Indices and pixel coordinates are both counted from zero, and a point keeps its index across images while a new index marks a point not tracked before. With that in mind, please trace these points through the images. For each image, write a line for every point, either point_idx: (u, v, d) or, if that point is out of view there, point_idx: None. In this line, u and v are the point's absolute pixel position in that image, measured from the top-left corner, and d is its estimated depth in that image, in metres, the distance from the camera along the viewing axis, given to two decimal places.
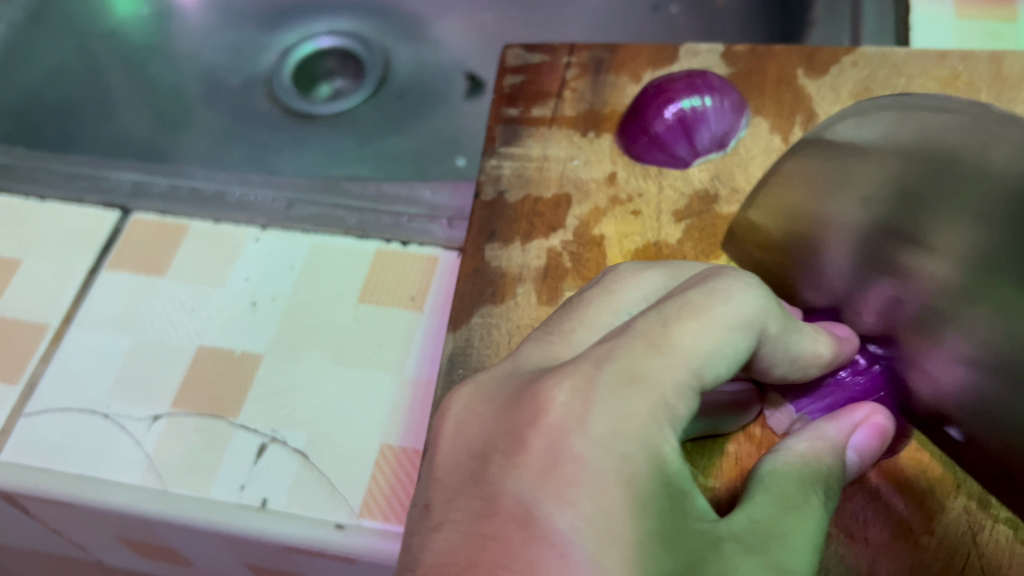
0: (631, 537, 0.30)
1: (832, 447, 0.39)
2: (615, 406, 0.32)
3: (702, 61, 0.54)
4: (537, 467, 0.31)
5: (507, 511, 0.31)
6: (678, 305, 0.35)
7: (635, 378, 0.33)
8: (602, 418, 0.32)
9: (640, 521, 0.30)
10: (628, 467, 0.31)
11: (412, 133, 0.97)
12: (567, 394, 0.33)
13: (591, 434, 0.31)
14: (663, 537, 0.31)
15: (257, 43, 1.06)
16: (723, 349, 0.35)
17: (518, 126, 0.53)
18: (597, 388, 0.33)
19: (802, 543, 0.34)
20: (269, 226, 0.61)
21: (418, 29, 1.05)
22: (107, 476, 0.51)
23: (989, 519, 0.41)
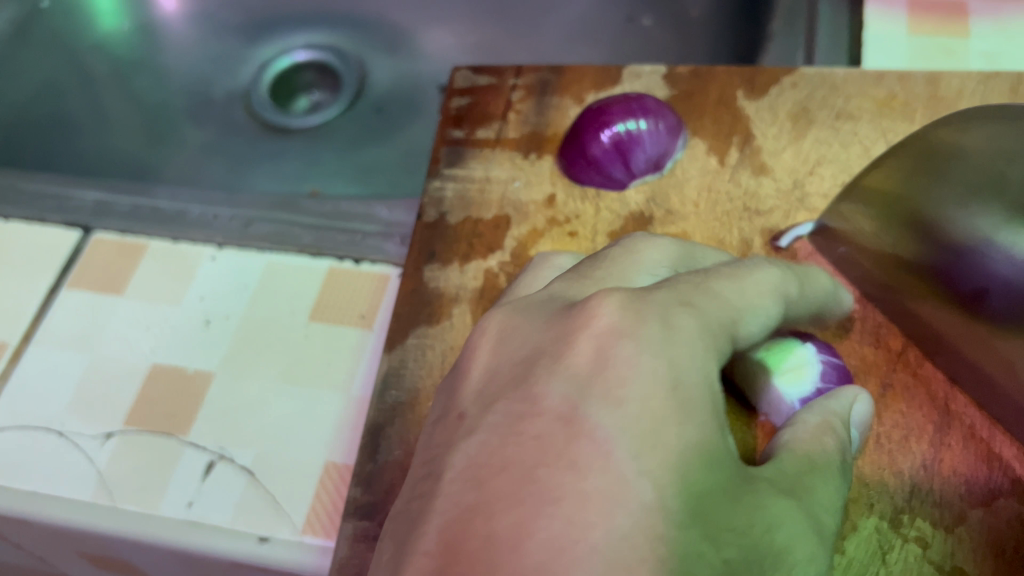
0: (676, 446, 0.30)
1: (839, 417, 0.38)
2: (666, 320, 0.33)
3: (644, 82, 0.55)
4: (582, 372, 0.32)
5: (550, 411, 0.31)
6: (710, 269, 0.37)
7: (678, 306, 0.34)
8: (655, 331, 0.33)
9: (684, 429, 0.31)
10: (675, 372, 0.32)
11: (388, 145, 0.98)
12: (618, 308, 0.33)
13: (644, 347, 0.32)
14: (704, 451, 0.31)
15: (237, 56, 1.07)
16: (756, 306, 0.37)
17: (462, 148, 0.54)
18: (648, 307, 0.34)
19: (827, 502, 0.34)
20: (225, 245, 0.62)
21: (395, 42, 1.06)
22: (58, 493, 0.52)
23: (899, 539, 0.41)
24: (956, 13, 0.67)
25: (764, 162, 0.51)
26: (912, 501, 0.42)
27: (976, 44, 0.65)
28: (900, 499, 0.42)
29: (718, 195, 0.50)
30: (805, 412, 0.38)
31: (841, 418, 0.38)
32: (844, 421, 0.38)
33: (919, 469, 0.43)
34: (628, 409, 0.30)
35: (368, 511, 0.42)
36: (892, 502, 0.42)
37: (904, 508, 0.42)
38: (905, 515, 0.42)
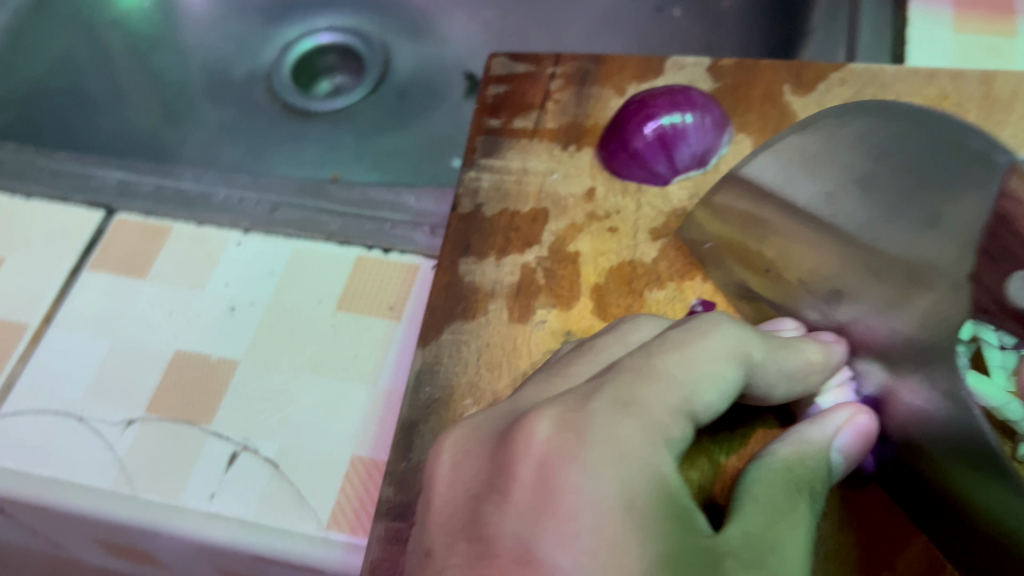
0: (634, 566, 0.28)
1: (819, 454, 0.37)
2: (605, 432, 0.31)
3: (688, 74, 0.53)
4: (531, 502, 0.30)
5: (508, 552, 0.29)
6: (657, 343, 0.35)
7: (624, 404, 0.33)
8: (597, 446, 0.31)
9: (644, 549, 0.29)
10: (629, 492, 0.30)
11: (408, 132, 0.96)
12: (553, 427, 0.32)
13: (580, 464, 0.30)
14: (666, 563, 0.29)
15: (259, 38, 1.06)
16: (710, 375, 0.35)
17: (499, 138, 0.53)
18: (589, 420, 0.32)
19: (798, 553, 0.32)
20: (252, 229, 0.61)
21: (419, 27, 1.05)
22: (77, 481, 0.51)
23: (954, 559, 0.40)
24: (1004, 12, 0.65)
25: None
26: None
27: None
28: None
29: None
30: (779, 445, 0.38)
31: (818, 451, 0.37)
32: (824, 452, 0.38)
33: None
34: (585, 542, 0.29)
35: (403, 511, 0.41)
36: None
37: None
38: None
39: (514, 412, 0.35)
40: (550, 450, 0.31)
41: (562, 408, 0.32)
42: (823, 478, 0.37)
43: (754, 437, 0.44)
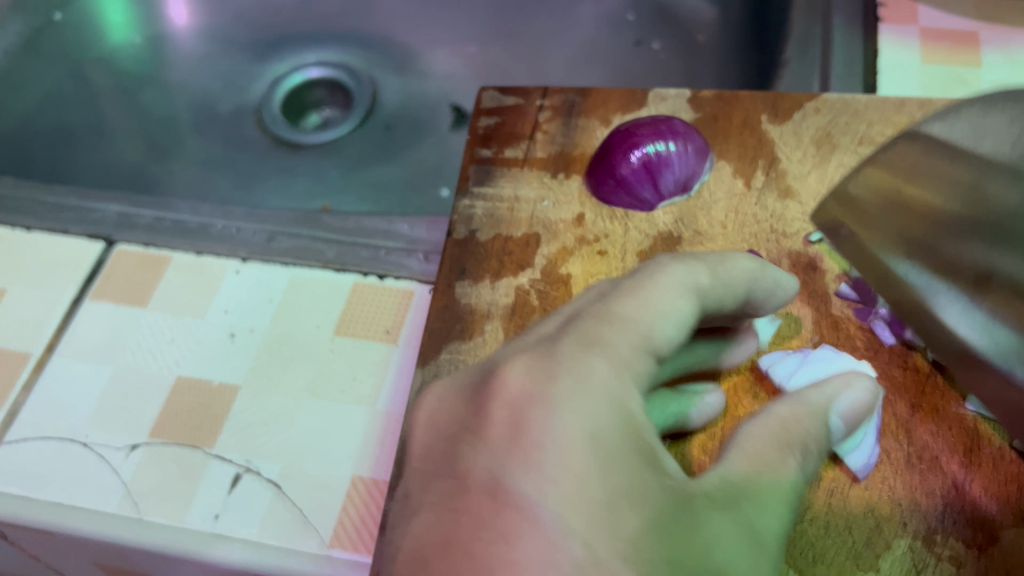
0: (598, 496, 0.32)
1: (805, 414, 0.41)
2: (571, 370, 0.35)
3: (670, 105, 0.56)
4: (502, 438, 0.33)
5: (477, 485, 0.33)
6: (617, 291, 0.39)
7: (589, 344, 0.36)
8: (565, 385, 0.34)
9: (607, 481, 0.32)
10: (592, 427, 0.33)
11: (396, 163, 0.99)
12: (523, 371, 0.35)
13: (554, 406, 0.33)
14: (632, 496, 0.32)
15: (247, 73, 1.08)
16: (668, 311, 0.38)
17: (491, 167, 0.55)
18: (559, 362, 0.35)
19: (773, 502, 0.37)
20: (249, 258, 0.63)
21: (404, 61, 1.08)
22: (82, 505, 0.52)
23: (933, 557, 0.43)
24: (965, 44, 0.69)
25: (789, 185, 0.53)
26: (945, 520, 0.44)
27: (987, 73, 0.67)
28: (933, 518, 0.44)
29: (746, 216, 0.52)
30: (775, 407, 0.41)
31: (807, 411, 0.41)
32: (811, 413, 0.41)
33: (951, 489, 0.44)
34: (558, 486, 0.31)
35: None
36: (924, 521, 0.44)
37: (937, 527, 0.44)
38: (938, 534, 0.43)
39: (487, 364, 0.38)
40: (527, 393, 0.34)
41: (533, 354, 0.36)
42: (814, 434, 0.40)
43: None
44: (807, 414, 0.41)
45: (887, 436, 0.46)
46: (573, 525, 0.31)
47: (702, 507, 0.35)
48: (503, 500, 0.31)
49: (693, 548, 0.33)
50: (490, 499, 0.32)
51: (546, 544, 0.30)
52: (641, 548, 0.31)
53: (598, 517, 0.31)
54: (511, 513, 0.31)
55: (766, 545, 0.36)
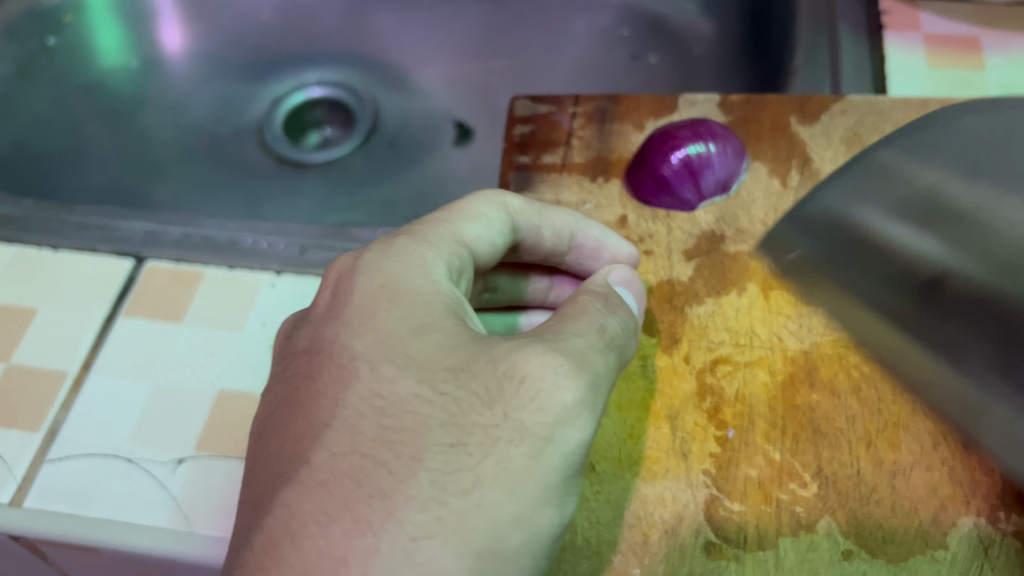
0: (410, 343, 0.41)
1: (593, 292, 0.46)
2: (399, 256, 0.45)
3: (701, 110, 0.59)
4: (329, 313, 0.44)
5: (302, 347, 0.43)
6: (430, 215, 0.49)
7: (399, 238, 0.46)
8: (381, 274, 0.44)
9: (408, 337, 0.41)
10: (416, 357, 0.40)
11: (402, 180, 0.99)
12: (353, 259, 0.46)
13: (365, 278, 0.44)
14: (434, 337, 0.41)
15: (245, 94, 1.08)
16: (439, 236, 0.47)
17: (530, 173, 0.57)
18: (382, 252, 0.45)
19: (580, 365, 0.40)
20: (283, 271, 0.63)
21: (403, 80, 1.09)
22: (132, 521, 0.52)
23: (999, 534, 0.47)
24: (969, 48, 0.72)
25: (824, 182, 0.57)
26: (1006, 498, 0.48)
27: (992, 77, 0.70)
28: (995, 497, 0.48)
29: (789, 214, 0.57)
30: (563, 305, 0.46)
31: (592, 288, 0.47)
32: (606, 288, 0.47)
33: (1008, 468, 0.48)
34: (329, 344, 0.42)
35: None
36: (987, 500, 0.48)
37: (1000, 505, 0.47)
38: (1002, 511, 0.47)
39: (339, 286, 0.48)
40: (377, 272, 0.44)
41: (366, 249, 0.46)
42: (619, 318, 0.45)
43: (803, 435, 0.50)
44: (589, 296, 0.46)
45: (940, 421, 0.50)
46: (430, 415, 0.38)
47: (535, 365, 0.39)
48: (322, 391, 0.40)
49: (505, 391, 0.38)
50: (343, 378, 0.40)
51: (364, 390, 0.39)
52: (442, 384, 0.39)
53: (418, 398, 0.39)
54: (333, 373, 0.41)
55: (548, 415, 0.38)
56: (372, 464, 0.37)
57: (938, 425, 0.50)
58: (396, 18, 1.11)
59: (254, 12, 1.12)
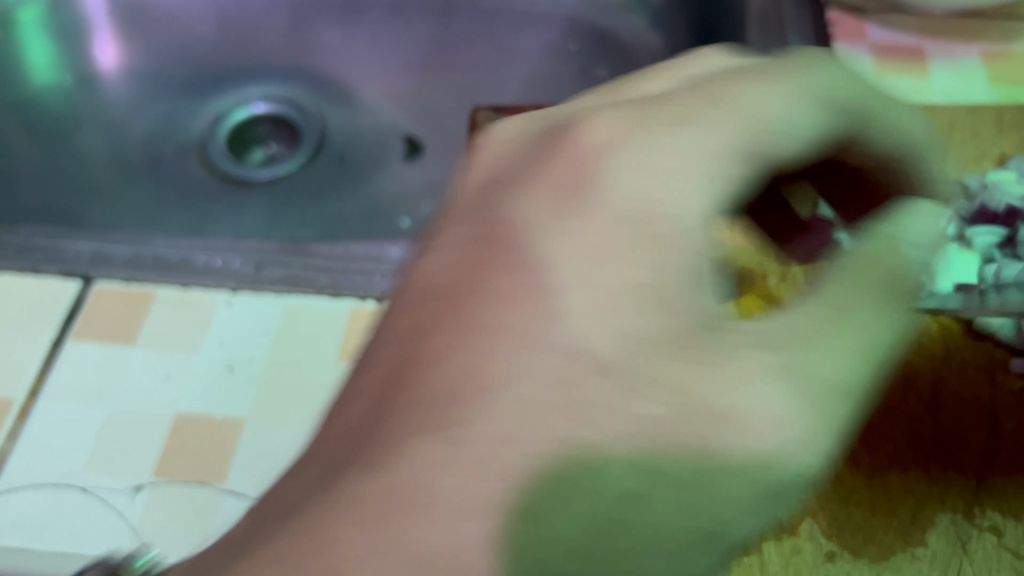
0: (519, 348, 0.34)
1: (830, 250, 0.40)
2: (656, 143, 0.37)
3: None
4: (549, 199, 0.37)
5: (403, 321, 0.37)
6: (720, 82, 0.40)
7: (660, 131, 0.37)
8: (637, 172, 0.36)
9: (640, 307, 0.34)
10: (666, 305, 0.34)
11: (354, 196, 0.98)
12: (606, 126, 0.38)
13: (615, 166, 0.37)
14: (567, 340, 0.34)
15: (187, 111, 1.06)
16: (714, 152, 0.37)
17: None
18: (633, 133, 0.37)
19: (727, 392, 0.32)
20: (239, 289, 0.61)
21: (350, 95, 1.07)
22: (89, 553, 0.50)
23: (975, 529, 0.49)
24: (914, 56, 0.74)
25: None
26: (979, 495, 0.50)
27: (938, 84, 0.72)
28: (968, 495, 0.50)
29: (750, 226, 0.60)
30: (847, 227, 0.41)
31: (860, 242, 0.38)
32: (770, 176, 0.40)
33: (981, 465, 0.51)
34: (621, 273, 0.34)
35: None
36: (961, 498, 0.50)
37: (974, 502, 0.50)
38: (976, 508, 0.49)
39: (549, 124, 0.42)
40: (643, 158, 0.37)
41: (624, 112, 0.38)
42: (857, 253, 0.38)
43: None
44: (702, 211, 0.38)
45: (911, 425, 0.52)
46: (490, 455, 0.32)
47: (813, 304, 0.36)
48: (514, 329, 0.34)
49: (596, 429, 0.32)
50: (596, 303, 0.34)
51: (444, 377, 0.34)
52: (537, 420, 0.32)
53: (754, 363, 0.33)
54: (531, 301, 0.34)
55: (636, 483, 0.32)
56: (378, 491, 0.32)
57: (911, 429, 0.52)
58: (341, 33, 1.10)
59: (195, 28, 1.10)
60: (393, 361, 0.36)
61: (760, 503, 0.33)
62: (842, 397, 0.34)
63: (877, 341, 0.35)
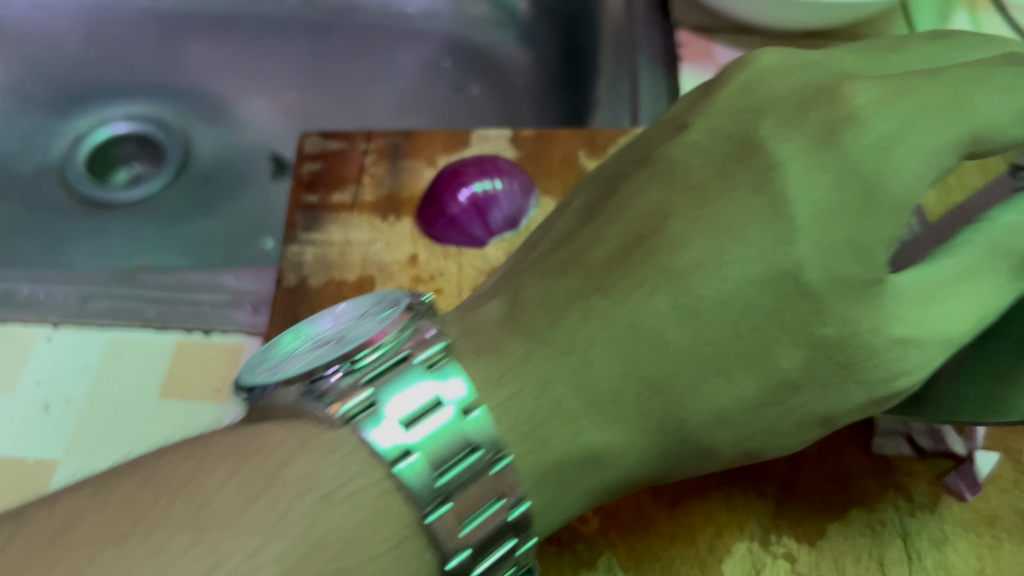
0: (502, 391, 0.36)
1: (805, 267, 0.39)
2: (709, 216, 0.37)
3: (493, 145, 0.57)
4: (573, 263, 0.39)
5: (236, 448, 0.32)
6: (897, 91, 0.37)
7: (664, 218, 0.38)
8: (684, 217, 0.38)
9: (719, 379, 0.36)
10: (671, 365, 0.36)
11: (219, 218, 0.95)
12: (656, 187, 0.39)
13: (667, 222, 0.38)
14: (582, 412, 0.37)
15: (46, 130, 1.02)
16: (695, 251, 0.37)
17: (319, 212, 0.54)
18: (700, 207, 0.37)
19: (716, 399, 0.36)
20: (62, 323, 0.59)
21: (219, 111, 1.05)
22: None
23: None
24: None
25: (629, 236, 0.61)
26: None
27: None
28: None
29: None
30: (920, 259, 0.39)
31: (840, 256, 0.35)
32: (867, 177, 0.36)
33: None
34: (698, 129, 0.40)
35: None
36: None
37: None
38: None
39: (602, 203, 0.42)
40: (771, 74, 0.40)
41: (664, 182, 0.39)
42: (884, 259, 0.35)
43: None
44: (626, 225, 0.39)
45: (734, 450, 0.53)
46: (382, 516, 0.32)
47: (881, 80, 0.38)
48: (709, 192, 0.38)
49: (554, 443, 0.36)
50: (632, 235, 0.38)
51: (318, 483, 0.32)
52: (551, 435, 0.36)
53: (802, 222, 0.35)
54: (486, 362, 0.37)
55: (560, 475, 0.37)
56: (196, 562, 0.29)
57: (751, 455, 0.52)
58: (213, 49, 1.07)
59: (61, 40, 1.04)
60: (603, 260, 0.38)
61: (747, 418, 0.37)
62: (830, 246, 0.35)
63: (922, 171, 0.36)
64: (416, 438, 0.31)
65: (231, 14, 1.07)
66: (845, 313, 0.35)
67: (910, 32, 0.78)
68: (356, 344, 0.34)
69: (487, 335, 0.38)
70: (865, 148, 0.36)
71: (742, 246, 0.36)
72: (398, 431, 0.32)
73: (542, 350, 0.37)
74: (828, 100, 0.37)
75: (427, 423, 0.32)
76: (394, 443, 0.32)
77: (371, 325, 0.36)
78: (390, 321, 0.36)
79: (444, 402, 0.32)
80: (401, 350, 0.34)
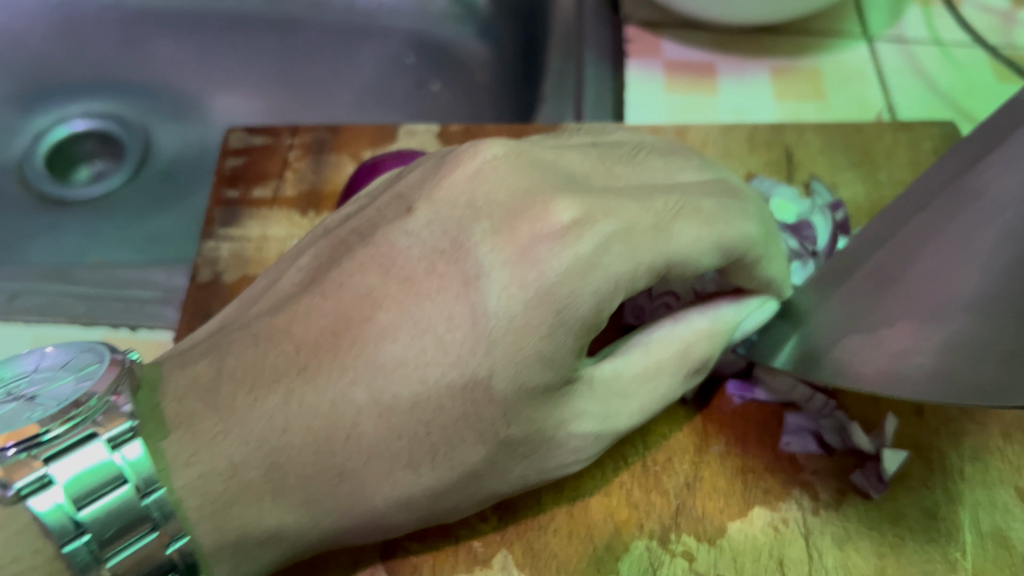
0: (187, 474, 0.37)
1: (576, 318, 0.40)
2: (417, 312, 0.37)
3: (419, 140, 0.57)
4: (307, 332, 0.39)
5: None
6: (604, 234, 0.37)
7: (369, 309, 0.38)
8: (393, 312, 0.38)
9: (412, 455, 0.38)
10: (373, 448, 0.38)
11: (176, 213, 0.95)
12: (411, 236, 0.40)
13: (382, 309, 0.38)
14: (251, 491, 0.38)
15: (9, 127, 1.01)
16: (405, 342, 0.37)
17: (239, 208, 0.54)
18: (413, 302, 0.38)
19: (377, 492, 0.39)
20: None
21: (181, 107, 1.04)
22: None
23: None
24: (702, 74, 0.75)
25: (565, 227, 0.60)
26: None
27: (726, 102, 0.73)
28: None
29: None
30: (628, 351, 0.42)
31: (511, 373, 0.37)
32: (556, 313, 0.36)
33: None
34: (418, 221, 0.40)
35: None
36: None
37: None
38: None
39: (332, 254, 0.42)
40: (487, 169, 0.40)
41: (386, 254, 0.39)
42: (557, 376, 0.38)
43: None
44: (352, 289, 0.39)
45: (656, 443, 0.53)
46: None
47: (585, 201, 0.38)
48: (417, 289, 0.38)
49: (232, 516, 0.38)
50: (342, 317, 0.39)
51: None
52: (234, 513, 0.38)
53: (498, 335, 0.36)
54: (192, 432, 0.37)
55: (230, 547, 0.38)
56: None
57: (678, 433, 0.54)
58: (177, 46, 1.06)
59: (25, 38, 1.04)
60: (308, 337, 0.39)
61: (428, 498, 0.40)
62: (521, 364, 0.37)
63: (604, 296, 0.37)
64: (81, 511, 0.33)
65: (195, 11, 1.06)
66: (531, 414, 0.39)
67: (862, 27, 0.77)
68: (47, 412, 0.33)
69: (181, 404, 0.38)
70: (568, 272, 0.36)
71: (443, 349, 0.37)
72: (54, 495, 0.33)
73: (258, 423, 0.37)
74: (540, 220, 0.37)
75: (88, 491, 0.33)
76: (53, 507, 0.33)
77: (66, 386, 0.34)
78: (91, 383, 0.35)
79: (115, 465, 0.34)
80: (89, 423, 0.34)
